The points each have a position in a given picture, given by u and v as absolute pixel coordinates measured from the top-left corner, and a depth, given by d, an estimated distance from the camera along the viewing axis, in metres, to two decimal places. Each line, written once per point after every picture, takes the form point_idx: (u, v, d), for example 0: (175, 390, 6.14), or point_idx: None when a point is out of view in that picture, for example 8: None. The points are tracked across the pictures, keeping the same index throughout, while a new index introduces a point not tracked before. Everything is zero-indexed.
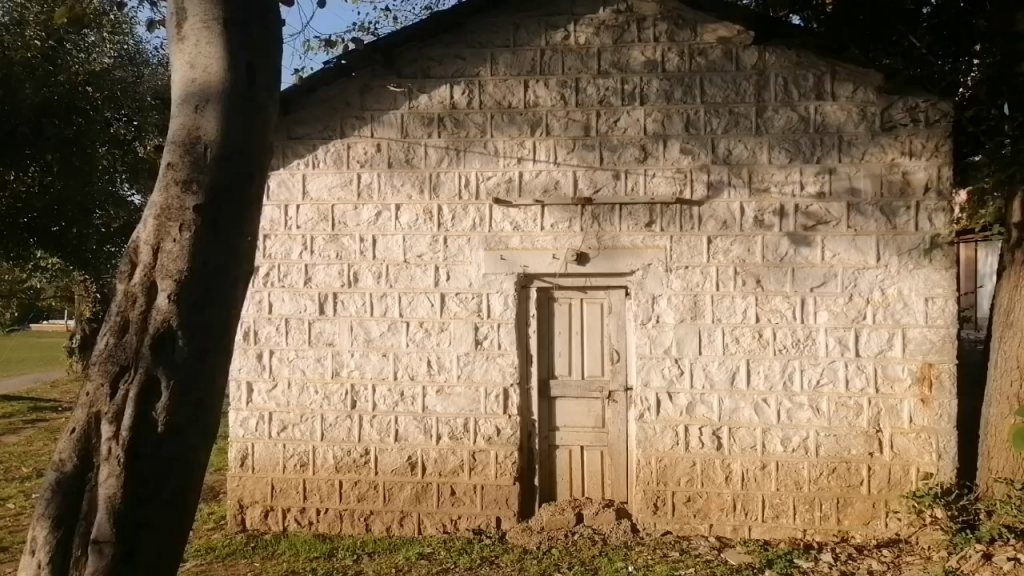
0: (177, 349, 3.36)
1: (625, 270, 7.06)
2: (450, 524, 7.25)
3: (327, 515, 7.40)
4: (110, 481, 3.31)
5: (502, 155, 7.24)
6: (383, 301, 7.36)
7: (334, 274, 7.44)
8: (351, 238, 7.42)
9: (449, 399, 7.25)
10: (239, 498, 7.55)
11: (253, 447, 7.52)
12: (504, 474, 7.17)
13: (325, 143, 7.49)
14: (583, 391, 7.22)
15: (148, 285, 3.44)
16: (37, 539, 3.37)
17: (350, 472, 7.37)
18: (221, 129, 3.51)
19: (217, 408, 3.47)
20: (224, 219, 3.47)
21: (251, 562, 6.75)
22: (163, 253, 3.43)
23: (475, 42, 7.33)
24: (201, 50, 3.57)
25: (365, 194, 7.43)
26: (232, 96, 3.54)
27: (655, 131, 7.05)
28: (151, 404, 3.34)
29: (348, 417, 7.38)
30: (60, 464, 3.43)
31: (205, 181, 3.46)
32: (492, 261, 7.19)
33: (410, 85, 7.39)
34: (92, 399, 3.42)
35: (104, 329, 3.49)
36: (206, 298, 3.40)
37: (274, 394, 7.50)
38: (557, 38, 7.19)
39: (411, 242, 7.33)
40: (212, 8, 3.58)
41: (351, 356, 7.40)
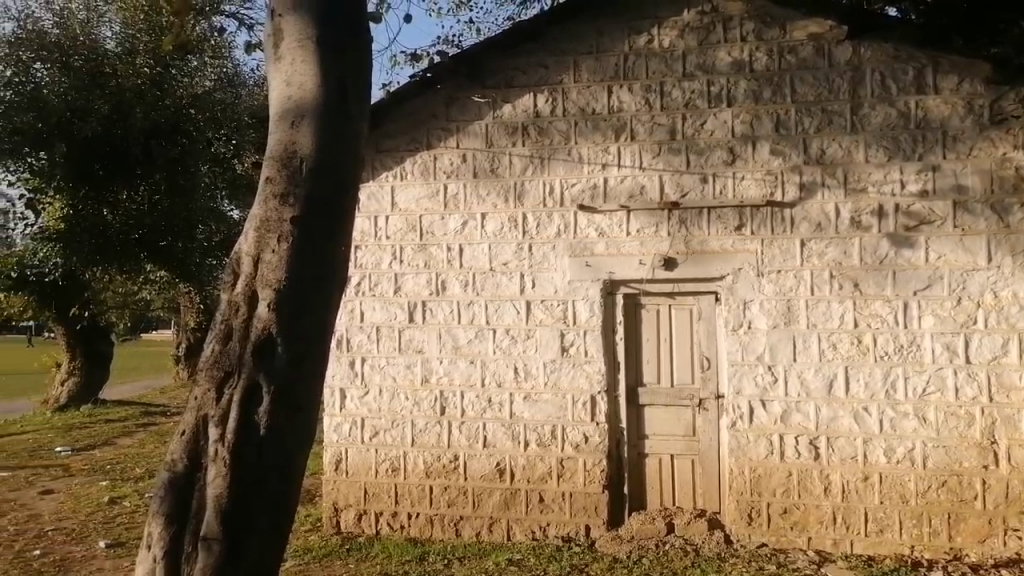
0: (277, 356, 3.50)
1: (715, 275, 6.91)
2: (539, 530, 7.24)
3: (418, 519, 7.53)
4: (218, 481, 3.47)
5: (587, 161, 7.23)
6: (470, 308, 7.46)
7: (423, 282, 7.59)
8: (439, 247, 7.56)
9: (536, 405, 7.27)
10: (334, 501, 7.76)
11: (347, 451, 7.75)
12: (593, 482, 7.13)
13: (412, 155, 7.66)
14: (672, 398, 7.10)
15: (249, 293, 3.60)
16: (152, 534, 3.57)
17: (440, 477, 7.49)
18: (315, 143, 3.64)
19: (314, 412, 3.59)
20: (319, 230, 3.60)
21: (346, 564, 6.94)
22: (263, 263, 3.58)
23: (559, 50, 7.35)
24: (296, 69, 3.73)
25: (452, 204, 7.55)
26: (325, 110, 3.67)
27: (744, 132, 6.88)
28: (254, 408, 3.49)
29: (437, 423, 7.51)
30: (173, 464, 3.62)
31: (301, 193, 3.60)
32: (578, 267, 7.18)
33: (495, 95, 7.48)
34: (200, 402, 3.60)
35: (210, 337, 3.68)
36: (303, 306, 3.54)
37: (366, 399, 7.70)
38: (641, 42, 7.14)
39: (497, 250, 7.41)
40: (307, 28, 3.74)
41: (440, 363, 7.52)
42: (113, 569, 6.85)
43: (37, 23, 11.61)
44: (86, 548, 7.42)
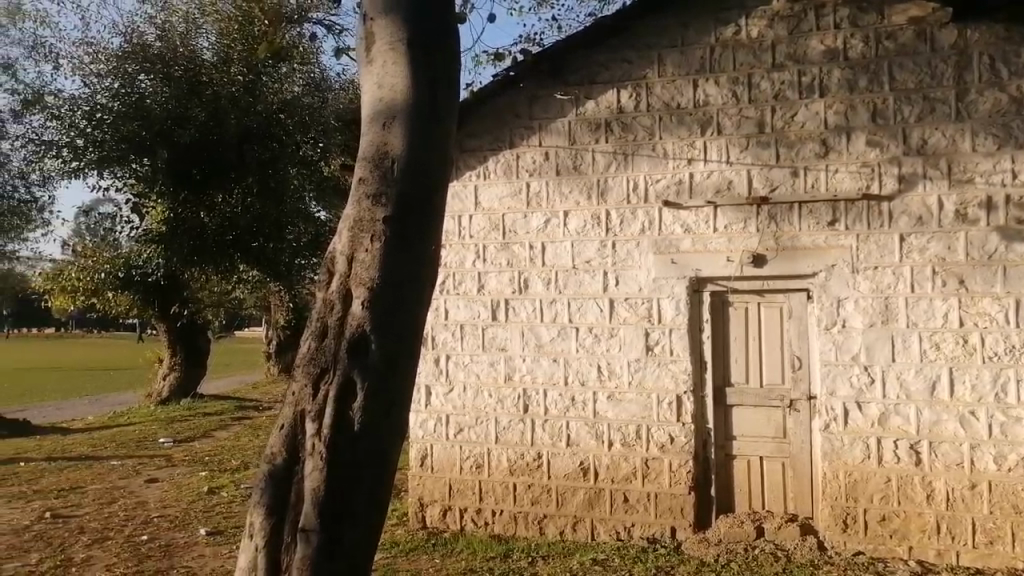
0: (370, 353, 3.58)
1: (807, 271, 6.67)
2: (624, 531, 7.17)
3: (502, 516, 7.58)
4: (315, 475, 3.56)
5: (672, 156, 7.10)
6: (553, 306, 7.45)
7: (506, 280, 7.62)
8: (521, 246, 7.58)
9: (620, 405, 7.20)
10: (420, 497, 7.89)
11: (432, 447, 7.86)
12: (679, 483, 7.01)
13: (495, 154, 7.71)
14: (762, 399, 6.90)
15: (344, 292, 3.69)
16: (255, 524, 3.70)
17: (524, 474, 7.51)
18: (406, 143, 3.70)
19: (406, 409, 3.67)
20: (410, 229, 3.67)
21: (432, 558, 7.04)
22: (357, 262, 3.67)
23: (643, 44, 7.25)
24: (387, 71, 3.79)
25: (535, 202, 7.55)
26: (415, 111, 3.73)
27: (837, 123, 6.63)
28: (348, 404, 3.58)
29: (521, 421, 7.53)
30: (271, 457, 3.75)
31: (393, 193, 3.67)
32: (663, 265, 7.07)
33: (577, 91, 7.44)
34: (297, 398, 3.71)
35: (306, 334, 3.78)
36: (395, 304, 3.61)
37: (451, 396, 7.80)
38: (728, 34, 6.97)
39: (580, 247, 7.36)
40: (397, 31, 3.81)
41: (523, 360, 7.54)
42: (213, 556, 7.17)
43: (141, 36, 12.25)
44: (188, 535, 7.79)
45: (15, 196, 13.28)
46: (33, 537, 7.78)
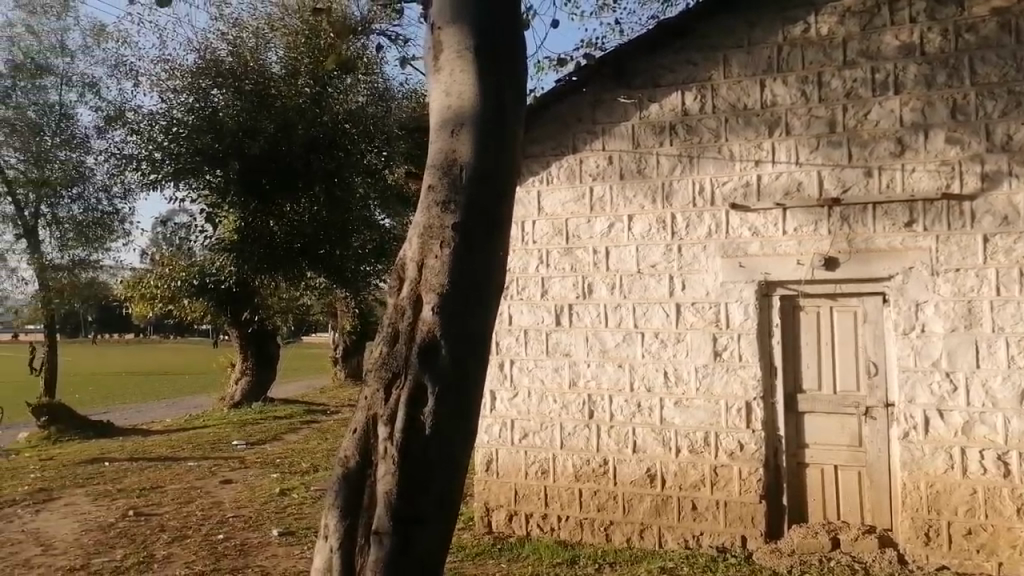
0: (441, 358, 3.61)
1: (882, 274, 6.45)
2: (692, 539, 7.05)
3: (568, 522, 7.54)
4: (387, 478, 3.61)
5: (739, 158, 6.97)
6: (618, 311, 7.39)
7: (570, 285, 7.60)
8: (585, 251, 7.55)
9: (687, 411, 7.08)
10: (486, 501, 7.93)
11: (497, 452, 7.89)
12: (748, 491, 6.85)
13: (558, 159, 7.71)
14: (834, 406, 6.71)
15: (414, 298, 3.74)
16: (329, 526, 3.77)
17: (589, 481, 7.46)
18: (474, 150, 3.73)
19: (475, 414, 3.69)
20: (479, 235, 3.69)
21: (498, 563, 7.06)
22: (427, 268, 3.71)
23: (708, 45, 7.15)
24: (454, 79, 3.83)
25: (598, 207, 7.52)
26: (482, 118, 3.75)
27: (914, 121, 6.40)
28: (419, 409, 3.62)
29: (586, 427, 7.49)
30: (345, 460, 3.82)
31: (462, 200, 3.70)
32: (730, 269, 6.94)
33: (641, 95, 7.39)
34: (369, 402, 3.77)
35: (377, 339, 3.85)
36: (464, 309, 3.64)
37: (516, 402, 7.81)
38: (797, 32, 6.81)
39: (645, 252, 7.29)
40: (465, 39, 3.85)
41: (588, 366, 7.50)
42: (285, 556, 7.35)
43: (214, 52, 12.68)
44: (261, 536, 8.01)
45: (99, 208, 14.05)
46: (117, 535, 8.12)
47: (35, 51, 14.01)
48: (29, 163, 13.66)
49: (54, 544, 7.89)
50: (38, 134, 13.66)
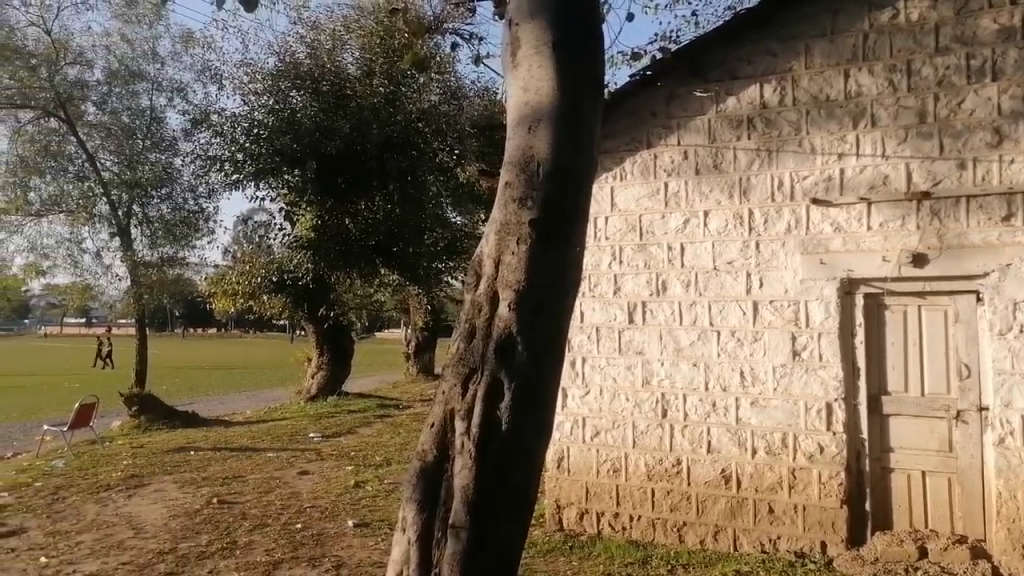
0: (517, 355, 3.62)
1: (976, 272, 6.13)
2: (769, 543, 6.87)
3: (640, 522, 7.46)
4: (464, 473, 3.64)
5: (821, 152, 6.75)
6: (692, 309, 7.27)
7: (644, 283, 7.52)
8: (659, 247, 7.45)
9: (765, 412, 6.91)
10: (557, 499, 7.91)
11: (568, 449, 7.87)
12: (830, 496, 6.63)
13: (632, 155, 7.62)
14: (922, 409, 6.42)
15: (491, 294, 3.75)
16: (406, 519, 3.82)
17: (662, 480, 7.36)
18: (551, 146, 3.72)
19: (550, 410, 3.69)
20: (555, 232, 3.68)
21: (569, 561, 7.04)
22: (504, 264, 3.72)
23: (788, 35, 6.96)
24: (533, 75, 3.83)
25: (673, 203, 7.40)
26: (562, 113, 3.74)
27: (1014, 109, 6.07)
28: (495, 405, 3.64)
29: (659, 426, 7.40)
30: (422, 454, 3.86)
31: (539, 196, 3.69)
32: (811, 266, 6.71)
33: (717, 88, 7.25)
34: (447, 397, 3.81)
35: (454, 335, 3.89)
36: (541, 306, 3.64)
37: (587, 399, 7.77)
38: (884, 19, 6.55)
39: (721, 248, 7.14)
40: (544, 34, 3.84)
41: (661, 364, 7.40)
42: (361, 547, 7.51)
43: (293, 55, 13.03)
44: (337, 526, 8.19)
45: (185, 207, 14.73)
46: (202, 521, 8.45)
47: (129, 59, 14.75)
48: (123, 165, 14.42)
49: (145, 527, 8.27)
50: (131, 138, 14.50)
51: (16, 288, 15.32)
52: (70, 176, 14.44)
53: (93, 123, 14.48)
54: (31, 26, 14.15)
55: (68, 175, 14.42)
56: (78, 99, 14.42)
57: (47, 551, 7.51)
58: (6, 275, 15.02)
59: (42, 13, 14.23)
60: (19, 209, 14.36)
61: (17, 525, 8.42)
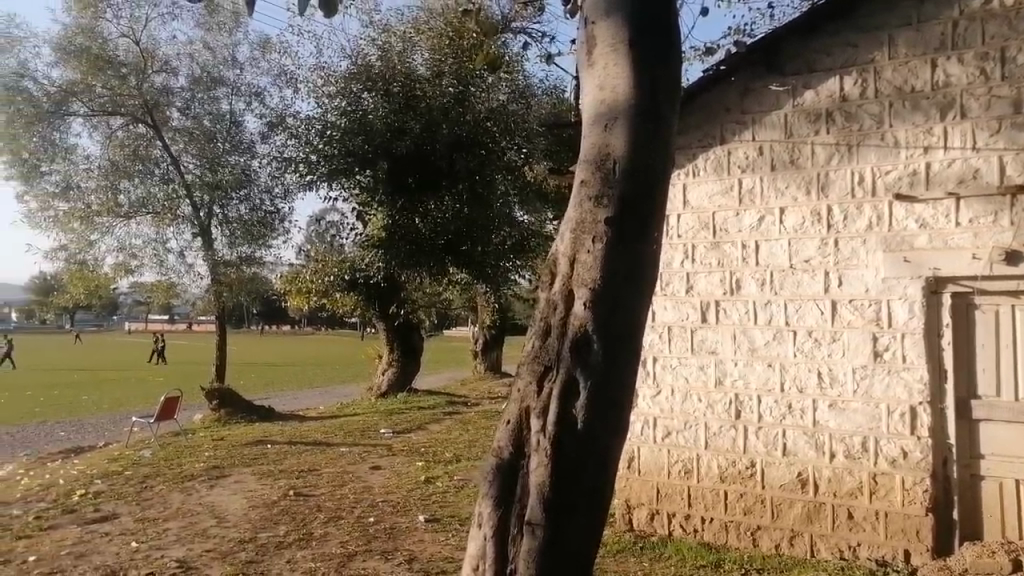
0: (593, 353, 3.61)
1: None
2: (848, 550, 6.65)
3: (712, 525, 7.34)
4: (539, 470, 3.65)
5: (905, 145, 6.50)
6: (768, 308, 7.11)
7: (717, 281, 7.40)
8: (733, 246, 7.31)
9: (844, 414, 6.69)
10: (627, 499, 7.85)
11: (639, 450, 7.80)
12: (913, 503, 6.38)
13: (705, 151, 7.52)
14: (1016, 415, 6.11)
15: (566, 293, 3.75)
16: (482, 514, 3.85)
17: (736, 483, 7.22)
18: (628, 144, 3.69)
19: (625, 410, 3.67)
20: (631, 231, 3.65)
21: (639, 562, 6.97)
22: (579, 263, 3.71)
23: (870, 25, 6.72)
24: (609, 72, 3.81)
25: (747, 200, 7.26)
26: (639, 110, 3.71)
27: None
28: (571, 403, 3.63)
29: (733, 427, 7.26)
30: (499, 451, 3.88)
31: (615, 194, 3.66)
32: (893, 264, 6.46)
33: (795, 82, 7.06)
34: (522, 395, 3.83)
35: (530, 333, 3.90)
36: (616, 305, 3.61)
37: (658, 399, 7.69)
38: (976, 5, 6.27)
39: (798, 246, 6.96)
40: (620, 31, 3.81)
41: (735, 365, 7.26)
42: (432, 542, 7.62)
43: (365, 57, 13.43)
44: (409, 521, 8.33)
45: (262, 208, 15.27)
46: (280, 512, 8.72)
47: (210, 65, 15.34)
48: (204, 168, 15.01)
49: (227, 516, 8.60)
50: (212, 141, 15.07)
51: (107, 286, 16.09)
52: (156, 179, 15.05)
53: (177, 128, 15.10)
54: (122, 37, 14.86)
55: (154, 178, 15.05)
56: (164, 106, 15.05)
57: (137, 536, 7.87)
58: (97, 274, 15.78)
59: (132, 24, 14.93)
60: (110, 211, 15.03)
61: (110, 511, 8.86)
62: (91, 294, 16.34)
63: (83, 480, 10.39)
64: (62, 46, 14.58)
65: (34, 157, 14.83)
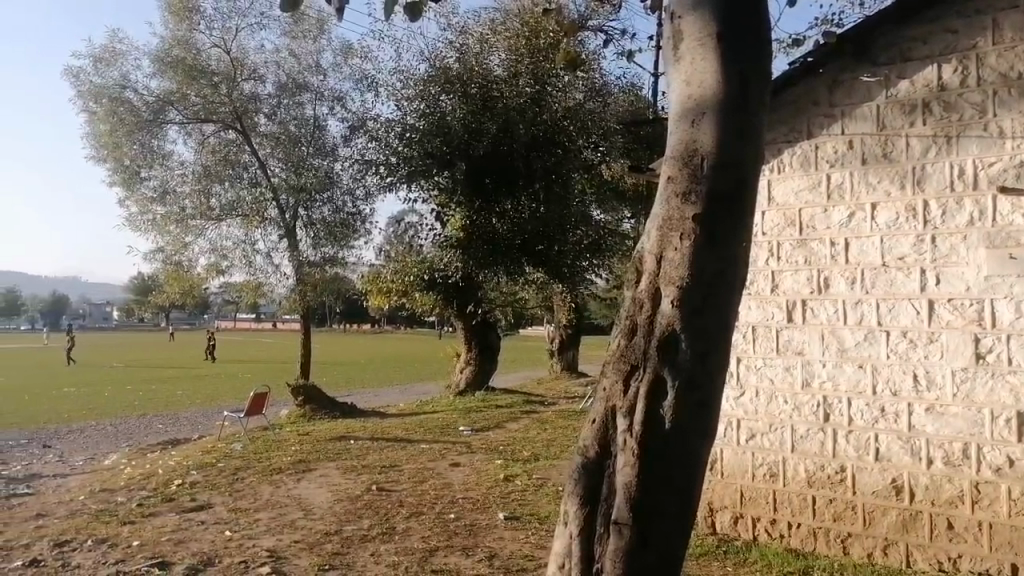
0: (681, 352, 3.56)
1: None
2: (948, 562, 6.33)
3: (800, 531, 7.12)
4: (626, 470, 3.61)
5: (1011, 135, 6.13)
6: (858, 307, 6.84)
7: (804, 280, 7.19)
8: (821, 243, 7.09)
9: (942, 419, 6.37)
10: (710, 502, 7.71)
11: (723, 452, 7.65)
12: (1022, 515, 6.02)
13: (791, 146, 7.33)
14: None
15: (653, 291, 3.70)
16: (569, 512, 3.84)
17: (824, 488, 6.99)
18: (717, 140, 3.61)
19: (714, 410, 3.60)
20: (721, 227, 3.58)
21: (723, 565, 6.84)
22: (667, 260, 3.66)
23: (971, 10, 6.41)
24: (696, 67, 3.74)
25: (837, 195, 7.02)
26: (727, 104, 3.63)
27: None
28: (659, 402, 3.59)
29: (821, 430, 7.03)
30: (584, 450, 3.87)
31: (704, 190, 3.60)
32: (997, 260, 6.11)
33: (887, 72, 6.78)
34: (609, 394, 3.80)
35: (617, 331, 3.88)
36: (705, 303, 3.55)
37: (742, 401, 7.53)
38: None
39: (892, 243, 6.67)
40: (708, 25, 3.74)
41: (823, 366, 7.03)
42: (512, 539, 7.67)
43: (443, 60, 13.59)
44: (489, 518, 8.39)
45: (345, 210, 15.65)
46: (364, 506, 8.93)
47: (296, 72, 15.86)
48: (290, 171, 15.51)
49: (313, 509, 8.87)
50: (297, 146, 15.57)
51: (200, 287, 16.82)
52: (245, 183, 15.66)
53: (265, 133, 15.67)
54: (215, 47, 15.51)
55: (243, 182, 15.65)
56: (252, 112, 15.66)
57: (230, 526, 8.21)
58: (191, 275, 16.53)
59: (223, 35, 15.58)
60: (203, 214, 15.71)
61: (205, 500, 9.28)
62: (186, 294, 17.11)
63: (180, 471, 10.91)
64: (160, 57, 15.33)
65: (135, 164, 15.68)
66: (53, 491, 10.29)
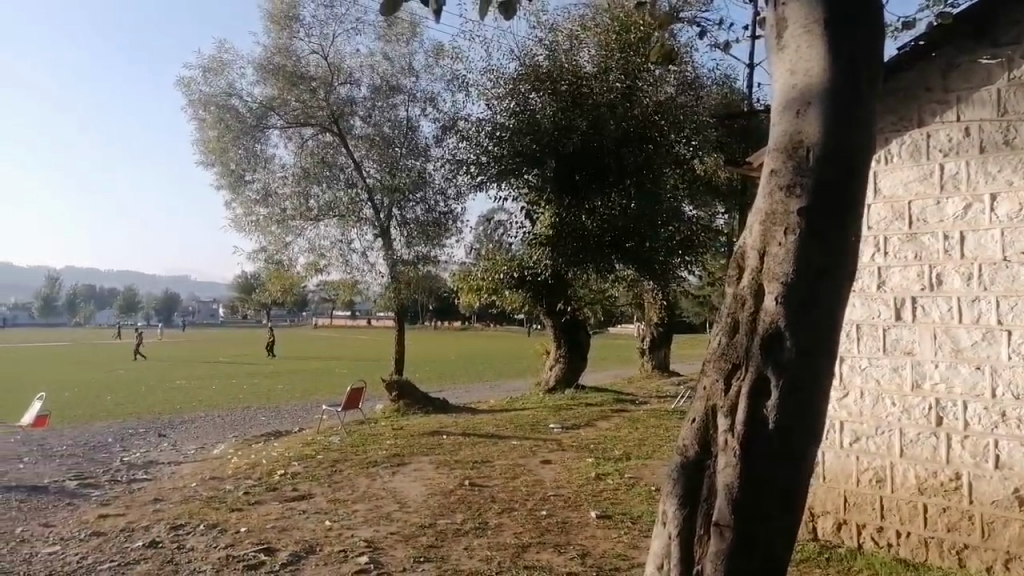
0: (786, 350, 3.43)
1: None
2: None
3: (910, 539, 6.77)
4: (727, 471, 3.52)
5: None
6: (975, 305, 6.43)
7: (913, 275, 6.82)
8: (933, 237, 6.71)
9: None
10: (812, 507, 7.46)
11: (825, 455, 7.36)
12: None
13: (899, 135, 6.99)
14: None
15: (756, 288, 3.60)
16: (667, 512, 3.77)
17: (937, 496, 6.61)
18: (824, 130, 3.46)
19: (820, 410, 3.46)
20: (828, 220, 3.43)
21: (826, 572, 6.59)
22: (770, 256, 3.54)
23: None
24: (801, 55, 3.60)
25: (951, 186, 6.62)
26: (835, 92, 3.47)
27: None
28: (761, 402, 3.48)
29: (933, 435, 6.65)
30: (684, 449, 3.81)
31: (809, 182, 3.45)
32: None
33: (1010, 53, 6.37)
34: (709, 392, 3.73)
35: (718, 329, 3.80)
36: (811, 299, 3.41)
37: (846, 402, 7.23)
38: None
39: (1014, 236, 6.22)
40: (813, 11, 3.59)
41: (935, 366, 6.64)
42: (604, 538, 7.61)
43: (533, 58, 13.65)
44: (581, 516, 8.37)
45: (437, 209, 16.01)
46: (456, 501, 9.06)
47: (389, 74, 16.28)
48: (385, 173, 15.93)
49: (408, 502, 9.06)
50: (391, 147, 15.99)
51: (300, 284, 17.47)
52: (341, 184, 16.13)
53: (360, 136, 16.13)
54: (313, 53, 16.05)
55: (339, 183, 16.13)
56: (348, 115, 16.14)
57: (330, 516, 8.48)
58: (291, 274, 17.19)
59: (321, 41, 16.09)
60: (302, 215, 16.31)
61: (306, 490, 9.63)
62: (286, 291, 17.80)
63: (282, 462, 11.36)
64: (262, 65, 16.00)
65: (239, 167, 16.42)
66: (168, 478, 10.91)
